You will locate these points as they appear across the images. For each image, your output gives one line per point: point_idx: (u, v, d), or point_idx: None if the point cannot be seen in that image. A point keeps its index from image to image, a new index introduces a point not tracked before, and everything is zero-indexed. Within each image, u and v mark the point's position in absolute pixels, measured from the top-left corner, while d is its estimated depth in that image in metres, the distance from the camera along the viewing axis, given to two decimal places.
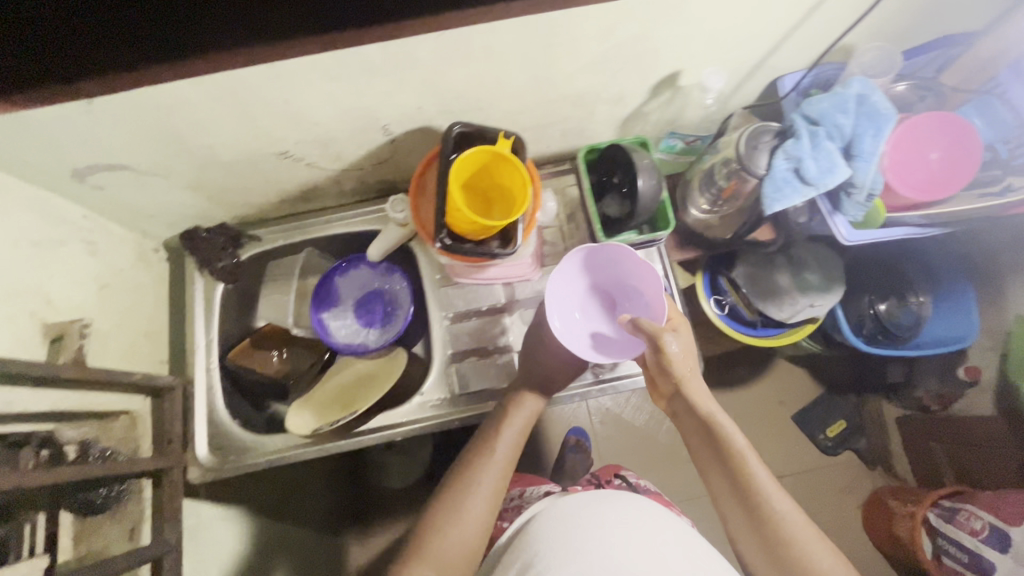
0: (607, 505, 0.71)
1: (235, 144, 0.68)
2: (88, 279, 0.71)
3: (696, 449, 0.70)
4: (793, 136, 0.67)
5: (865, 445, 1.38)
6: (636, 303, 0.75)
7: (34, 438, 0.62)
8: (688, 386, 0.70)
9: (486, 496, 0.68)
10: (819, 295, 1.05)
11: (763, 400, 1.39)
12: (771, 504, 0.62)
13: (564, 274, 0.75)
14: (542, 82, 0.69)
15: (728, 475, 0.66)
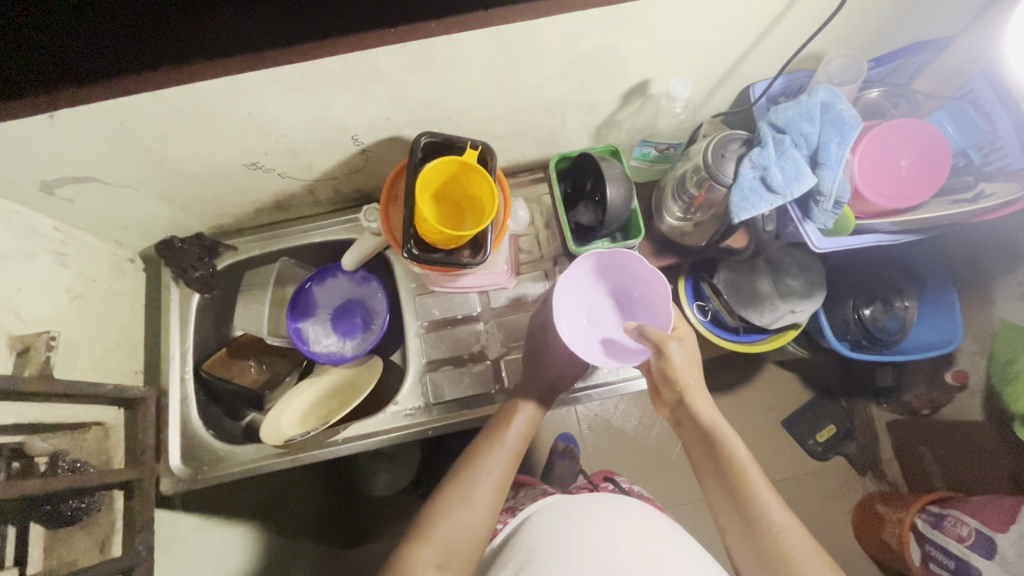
0: (604, 509, 0.71)
1: (204, 155, 0.68)
2: (58, 291, 0.71)
3: (698, 460, 0.71)
4: (760, 144, 0.67)
5: (855, 449, 1.35)
6: (643, 309, 0.73)
7: (5, 450, 0.62)
8: (692, 396, 0.71)
9: (491, 493, 0.67)
10: (801, 302, 1.05)
11: (751, 405, 1.39)
12: (770, 516, 0.62)
13: (571, 278, 0.74)
14: (511, 91, 0.70)
15: (726, 486, 0.66)
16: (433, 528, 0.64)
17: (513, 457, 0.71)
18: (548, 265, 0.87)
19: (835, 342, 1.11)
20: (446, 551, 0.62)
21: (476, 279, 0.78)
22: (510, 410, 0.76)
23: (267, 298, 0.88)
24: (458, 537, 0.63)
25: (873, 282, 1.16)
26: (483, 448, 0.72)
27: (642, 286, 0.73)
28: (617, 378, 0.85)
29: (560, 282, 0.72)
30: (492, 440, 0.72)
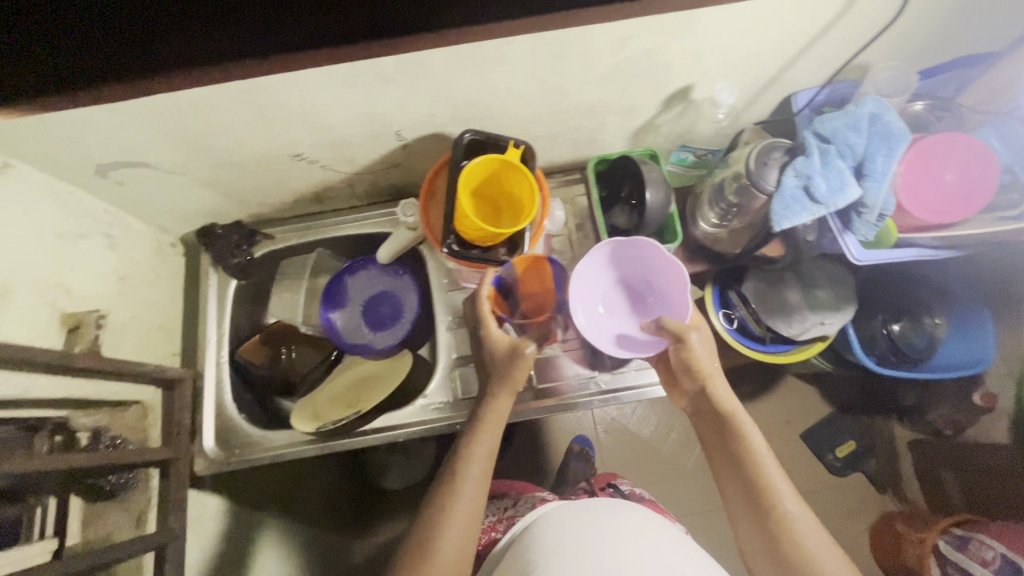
0: (609, 518, 0.70)
1: (252, 146, 0.69)
2: (107, 272, 0.73)
3: (715, 450, 0.69)
4: (804, 153, 0.66)
5: (874, 467, 1.33)
6: (662, 298, 0.74)
7: (48, 423, 0.66)
8: (713, 384, 0.68)
9: (475, 501, 0.64)
10: (830, 313, 1.04)
11: (769, 418, 1.37)
12: (784, 505, 0.61)
13: (585, 269, 0.74)
14: (555, 94, 0.70)
15: (742, 477, 0.64)
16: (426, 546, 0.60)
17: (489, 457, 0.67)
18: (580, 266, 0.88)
19: (864, 356, 1.10)
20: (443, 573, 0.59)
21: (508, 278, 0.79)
22: (480, 414, 0.70)
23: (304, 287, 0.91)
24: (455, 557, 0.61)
25: (901, 298, 1.14)
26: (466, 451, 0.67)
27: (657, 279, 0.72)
28: (644, 381, 0.85)
29: (574, 274, 0.72)
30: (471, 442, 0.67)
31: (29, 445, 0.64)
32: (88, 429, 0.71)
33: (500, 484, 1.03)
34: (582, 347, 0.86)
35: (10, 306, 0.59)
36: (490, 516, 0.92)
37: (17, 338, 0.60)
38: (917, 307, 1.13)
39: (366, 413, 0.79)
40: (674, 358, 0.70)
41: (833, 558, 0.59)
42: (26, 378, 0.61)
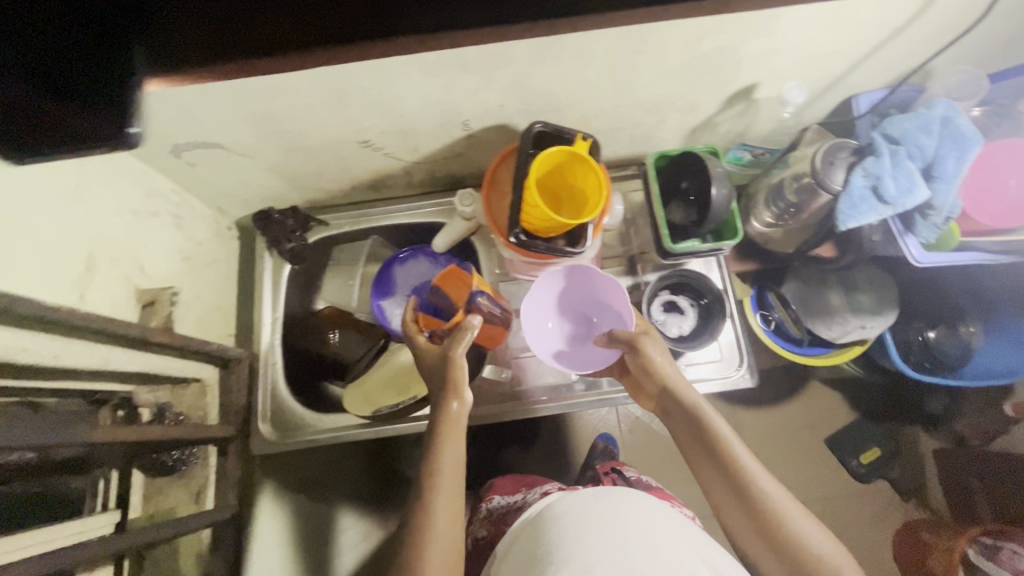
0: (610, 506, 0.69)
1: (324, 132, 0.71)
2: (174, 252, 0.74)
3: (686, 447, 0.70)
4: (873, 153, 0.67)
5: (899, 474, 1.33)
6: (606, 317, 0.80)
7: (114, 398, 0.69)
8: (673, 381, 0.71)
9: (454, 520, 0.63)
10: (871, 317, 1.02)
11: (795, 421, 1.38)
12: (760, 486, 0.63)
13: (533, 292, 0.80)
14: (622, 89, 0.71)
15: (717, 466, 0.66)
16: (414, 573, 0.58)
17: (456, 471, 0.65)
18: (631, 261, 0.89)
19: (901, 363, 1.10)
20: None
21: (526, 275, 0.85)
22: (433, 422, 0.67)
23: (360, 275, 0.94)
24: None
25: (939, 305, 1.15)
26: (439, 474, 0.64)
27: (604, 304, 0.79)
28: (697, 376, 0.84)
29: (531, 289, 0.80)
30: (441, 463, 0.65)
31: (94, 416, 0.67)
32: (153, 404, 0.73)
33: (510, 480, 1.04)
34: None
35: (95, 278, 0.60)
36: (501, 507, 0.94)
37: (100, 311, 0.61)
38: (954, 314, 1.13)
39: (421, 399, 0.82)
40: (634, 363, 0.73)
41: (812, 526, 0.61)
42: (108, 352, 0.61)
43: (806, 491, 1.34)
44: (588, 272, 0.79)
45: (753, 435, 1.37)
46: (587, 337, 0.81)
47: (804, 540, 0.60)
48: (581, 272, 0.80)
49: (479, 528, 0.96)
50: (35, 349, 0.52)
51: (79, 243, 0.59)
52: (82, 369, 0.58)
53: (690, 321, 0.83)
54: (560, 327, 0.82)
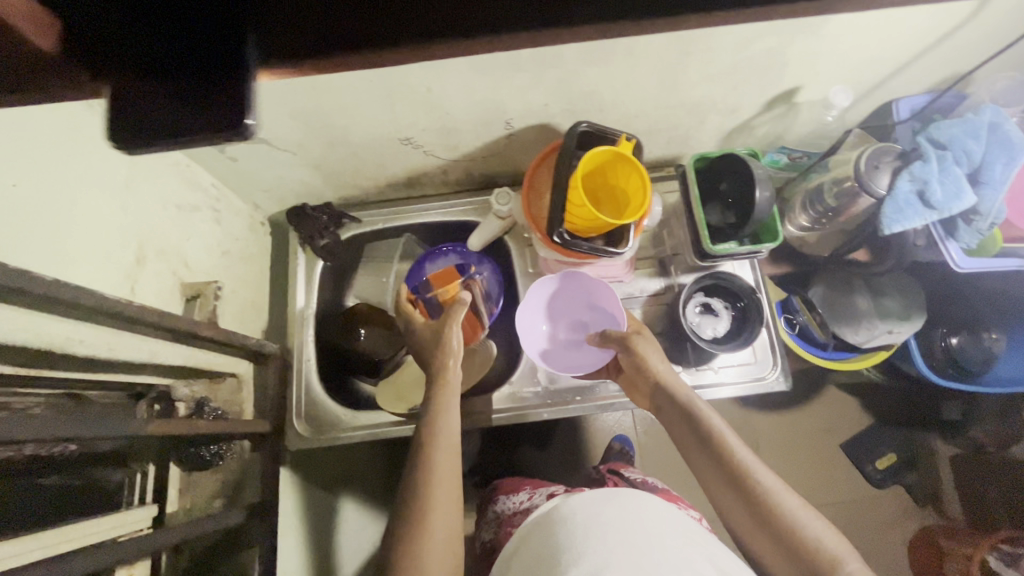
0: (617, 507, 0.68)
1: (368, 129, 0.71)
2: (214, 246, 0.74)
3: (682, 446, 0.68)
4: (920, 158, 0.67)
5: (914, 480, 1.33)
6: (597, 320, 0.82)
7: (151, 392, 0.69)
8: (665, 378, 0.71)
9: (452, 508, 0.61)
10: (899, 323, 1.02)
11: (811, 427, 1.37)
12: (757, 479, 0.61)
13: (532, 295, 0.81)
14: (666, 90, 0.71)
15: (712, 460, 0.64)
16: (412, 549, 0.57)
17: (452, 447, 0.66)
18: (664, 262, 0.89)
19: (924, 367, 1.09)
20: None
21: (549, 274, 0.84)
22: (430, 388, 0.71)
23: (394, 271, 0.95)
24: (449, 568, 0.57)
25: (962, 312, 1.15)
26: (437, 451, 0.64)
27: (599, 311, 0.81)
28: (732, 378, 0.84)
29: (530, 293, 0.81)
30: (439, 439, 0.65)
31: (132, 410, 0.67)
32: (191, 399, 0.73)
33: (513, 481, 1.04)
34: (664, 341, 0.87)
35: (144, 271, 0.60)
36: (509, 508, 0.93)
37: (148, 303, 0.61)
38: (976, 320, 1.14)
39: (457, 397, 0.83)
40: (627, 361, 0.74)
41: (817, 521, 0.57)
42: (156, 344, 0.60)
43: (821, 496, 1.33)
44: (586, 280, 0.80)
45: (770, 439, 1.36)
46: (578, 340, 0.83)
47: (807, 534, 0.56)
48: (579, 280, 0.81)
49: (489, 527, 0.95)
50: (92, 342, 0.51)
51: (130, 235, 0.58)
52: (132, 362, 0.58)
53: (723, 324, 0.83)
54: (552, 330, 0.83)
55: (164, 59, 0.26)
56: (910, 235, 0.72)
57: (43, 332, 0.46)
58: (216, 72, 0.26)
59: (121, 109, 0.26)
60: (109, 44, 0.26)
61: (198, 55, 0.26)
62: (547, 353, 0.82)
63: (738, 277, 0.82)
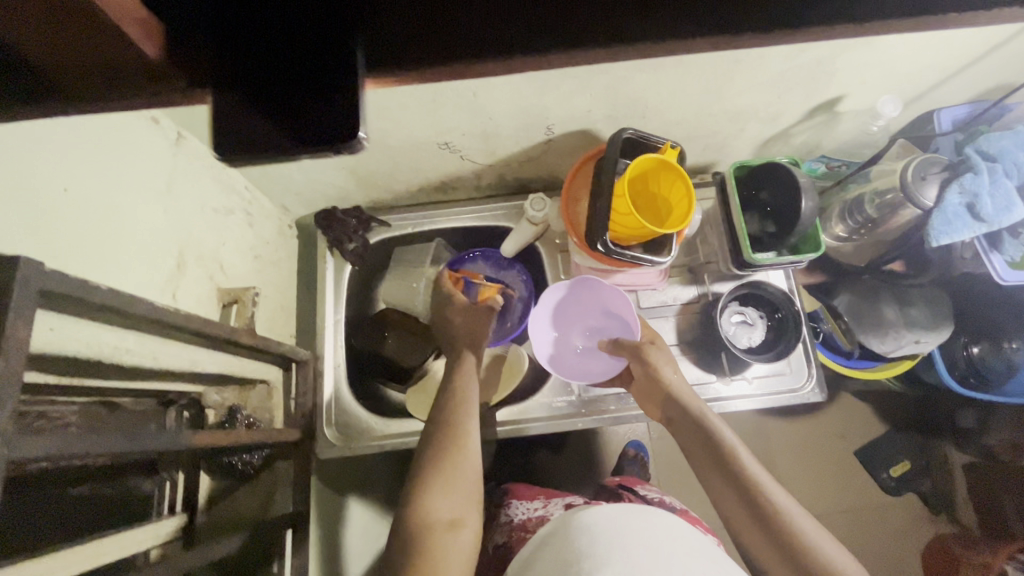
0: (641, 522, 0.67)
1: (407, 133, 0.69)
2: (247, 250, 0.73)
3: (693, 460, 0.65)
4: (969, 170, 0.66)
5: (929, 486, 1.29)
6: (611, 326, 0.81)
7: (181, 398, 0.67)
8: (677, 388, 0.69)
9: (473, 497, 0.64)
10: (926, 332, 0.96)
11: (823, 432, 1.33)
12: (771, 497, 0.58)
13: (541, 305, 0.81)
14: (711, 97, 0.70)
15: (725, 475, 0.61)
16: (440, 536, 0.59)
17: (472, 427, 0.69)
18: (697, 269, 0.88)
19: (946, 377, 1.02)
20: (451, 564, 0.58)
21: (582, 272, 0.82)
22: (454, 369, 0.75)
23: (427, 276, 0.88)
24: (460, 546, 0.60)
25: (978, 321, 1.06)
26: (447, 435, 0.67)
27: (612, 316, 0.80)
28: (766, 390, 0.84)
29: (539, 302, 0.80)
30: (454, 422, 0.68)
31: (161, 418, 0.65)
32: (222, 407, 0.71)
33: (527, 486, 0.98)
34: (697, 350, 0.86)
35: (184, 276, 0.59)
36: (520, 512, 0.88)
37: (187, 308, 0.60)
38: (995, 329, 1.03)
39: (494, 405, 0.84)
40: (640, 370, 0.72)
41: (834, 546, 0.54)
42: (195, 353, 0.59)
43: (834, 504, 1.29)
44: (595, 286, 0.79)
45: (782, 444, 1.32)
46: (591, 347, 0.82)
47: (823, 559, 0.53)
48: (587, 286, 0.80)
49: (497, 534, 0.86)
50: (137, 351, 0.50)
51: (172, 240, 0.57)
52: (172, 370, 0.56)
53: (758, 334, 0.83)
54: (564, 337, 0.83)
55: (252, 57, 0.25)
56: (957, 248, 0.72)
57: (91, 341, 0.45)
58: (314, 77, 0.26)
59: (220, 116, 0.26)
60: (195, 36, 0.25)
61: (310, 68, 0.26)
62: (561, 362, 0.81)
63: (773, 286, 0.81)
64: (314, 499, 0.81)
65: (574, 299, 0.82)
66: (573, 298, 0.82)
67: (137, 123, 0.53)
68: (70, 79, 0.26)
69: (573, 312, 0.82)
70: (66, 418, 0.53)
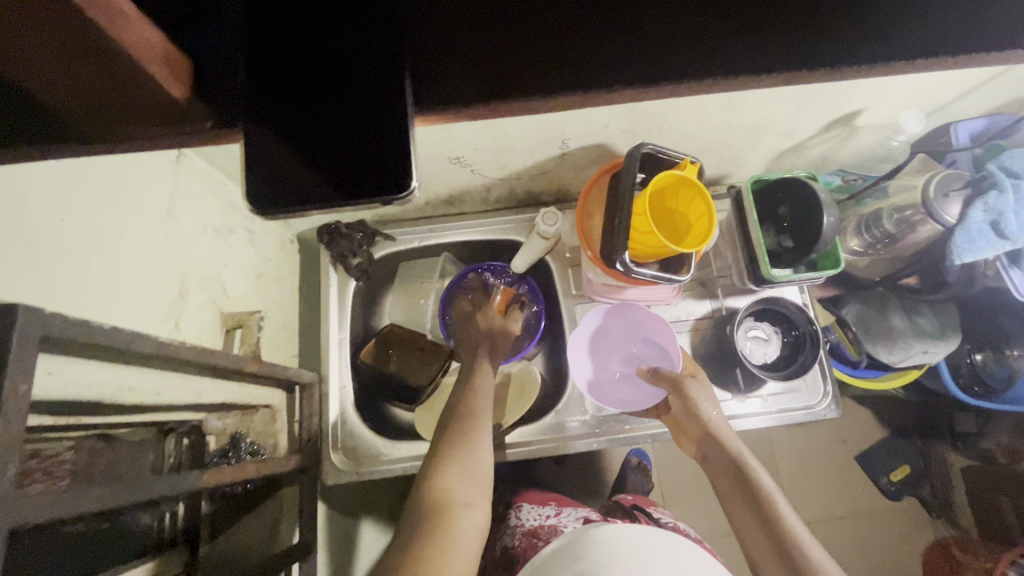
0: (663, 544, 0.63)
1: (417, 150, 0.67)
2: (249, 270, 0.70)
3: (726, 497, 0.66)
4: (993, 187, 0.66)
5: (929, 492, 1.21)
6: (652, 355, 0.81)
7: (182, 426, 0.63)
8: (716, 426, 0.70)
9: (479, 505, 0.61)
10: (935, 342, 0.91)
11: (825, 435, 1.25)
12: (800, 544, 0.57)
13: (582, 326, 0.81)
14: (731, 112, 0.68)
15: (756, 514, 0.61)
16: (439, 551, 0.54)
17: (486, 416, 0.69)
18: (710, 284, 0.87)
19: (950, 383, 0.97)
20: (461, 548, 0.56)
21: (595, 289, 0.80)
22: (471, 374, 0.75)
23: (433, 291, 0.89)
24: (471, 529, 0.58)
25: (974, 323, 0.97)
26: (464, 424, 0.67)
27: (653, 343, 0.80)
28: (780, 407, 0.82)
29: (580, 324, 0.81)
30: (468, 409, 0.69)
31: (161, 449, 0.61)
32: (224, 433, 0.67)
33: (538, 492, 0.94)
34: (711, 366, 0.84)
35: (187, 303, 0.56)
36: (531, 521, 0.84)
37: (191, 338, 0.57)
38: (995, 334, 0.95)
39: (507, 427, 0.81)
40: (677, 404, 0.73)
41: None
42: (200, 383, 0.56)
43: (837, 508, 1.22)
44: (636, 312, 0.81)
45: (784, 447, 1.25)
46: (629, 374, 0.82)
47: None
48: (630, 312, 0.81)
49: (506, 535, 0.83)
50: (140, 388, 0.47)
51: (174, 264, 0.54)
52: (175, 403, 0.54)
53: (774, 351, 0.82)
54: (603, 363, 0.82)
55: (335, 150, 0.35)
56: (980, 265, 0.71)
57: (91, 381, 0.42)
58: (383, 160, 0.34)
59: (282, 186, 0.34)
60: (274, 126, 0.35)
61: (358, 139, 0.35)
62: (596, 387, 0.81)
63: (790, 303, 0.80)
64: (318, 527, 0.78)
65: (614, 325, 0.83)
66: (614, 325, 0.83)
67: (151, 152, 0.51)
68: (120, 123, 0.34)
69: (613, 338, 0.83)
70: (65, 458, 0.48)
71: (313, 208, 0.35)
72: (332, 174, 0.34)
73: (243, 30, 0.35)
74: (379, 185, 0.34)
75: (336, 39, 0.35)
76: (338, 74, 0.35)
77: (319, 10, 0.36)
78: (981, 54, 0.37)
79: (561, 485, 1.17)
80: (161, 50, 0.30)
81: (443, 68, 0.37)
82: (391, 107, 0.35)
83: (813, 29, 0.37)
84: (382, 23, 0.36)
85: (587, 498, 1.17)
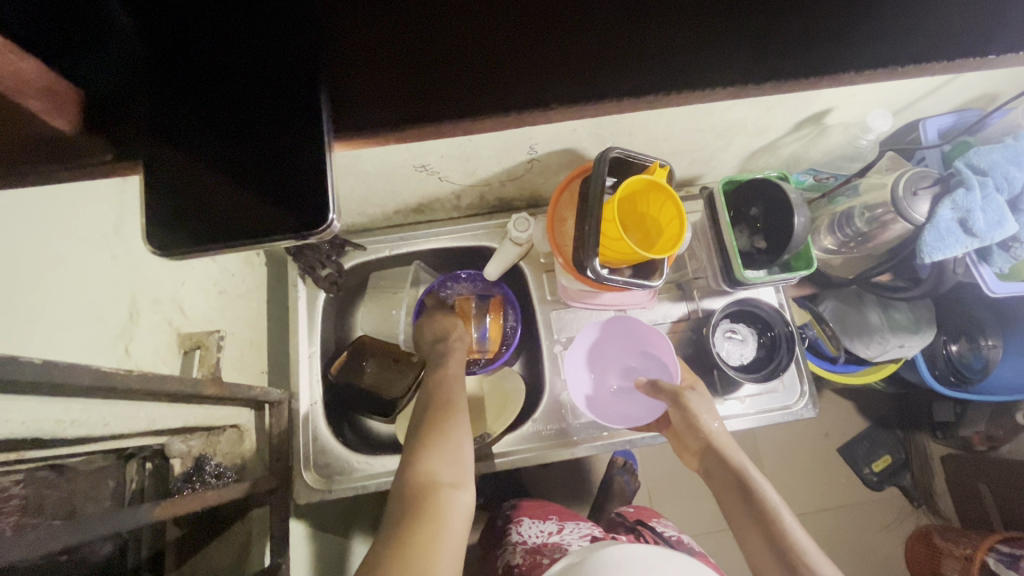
0: (678, 567, 0.59)
1: (382, 160, 0.65)
2: (210, 287, 0.67)
3: (731, 512, 0.65)
4: (962, 185, 0.66)
5: (910, 480, 1.22)
6: (649, 366, 0.79)
7: (144, 450, 0.60)
8: (718, 439, 0.69)
9: (467, 487, 0.62)
10: (910, 336, 0.92)
11: (809, 429, 1.25)
12: (811, 561, 0.56)
13: (578, 342, 0.79)
14: (699, 116, 0.67)
15: (765, 533, 0.60)
16: (426, 538, 0.54)
17: (463, 407, 0.70)
18: (687, 284, 0.86)
19: (927, 374, 0.95)
20: (450, 529, 0.56)
21: (572, 296, 0.79)
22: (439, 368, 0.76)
23: (405, 301, 0.89)
24: (456, 510, 0.59)
25: (950, 316, 0.97)
26: (441, 413, 0.68)
27: (649, 353, 0.78)
28: (758, 409, 0.82)
29: (576, 340, 0.79)
30: (444, 400, 0.70)
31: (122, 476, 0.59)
32: (189, 456, 0.65)
33: (538, 502, 0.92)
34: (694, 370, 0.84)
35: (138, 327, 0.54)
36: (533, 537, 0.81)
37: (145, 362, 0.55)
38: (968, 324, 0.96)
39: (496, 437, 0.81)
40: (677, 418, 0.72)
41: None
42: (155, 409, 0.54)
43: (824, 500, 1.23)
44: (631, 324, 0.79)
45: (768, 442, 1.25)
46: (628, 388, 0.80)
47: None
48: (626, 325, 0.79)
49: (507, 552, 0.81)
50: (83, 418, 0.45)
51: (122, 289, 0.52)
52: (129, 431, 0.52)
53: (752, 353, 0.81)
54: (601, 378, 0.81)
55: (247, 182, 0.36)
56: (951, 264, 0.71)
57: (27, 419, 0.41)
58: (304, 190, 0.36)
59: (191, 222, 0.36)
60: (181, 158, 0.36)
61: (274, 171, 0.36)
62: (594, 403, 0.79)
63: (765, 303, 0.80)
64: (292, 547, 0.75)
65: (611, 338, 0.81)
66: (612, 338, 0.81)
67: (98, 179, 0.48)
68: (6, 164, 0.32)
69: (611, 350, 0.82)
70: (14, 492, 0.45)
71: (222, 246, 0.36)
72: (238, 208, 0.36)
73: (138, 46, 0.34)
74: (293, 221, 0.36)
75: (247, 58, 0.36)
76: (250, 99, 0.36)
77: (222, 28, 0.36)
78: (934, 63, 0.38)
79: (546, 488, 1.16)
80: (40, 81, 0.29)
81: (359, 84, 0.37)
82: (303, 139, 0.36)
83: (769, 38, 0.37)
84: (291, 42, 0.35)
85: (571, 501, 1.16)
